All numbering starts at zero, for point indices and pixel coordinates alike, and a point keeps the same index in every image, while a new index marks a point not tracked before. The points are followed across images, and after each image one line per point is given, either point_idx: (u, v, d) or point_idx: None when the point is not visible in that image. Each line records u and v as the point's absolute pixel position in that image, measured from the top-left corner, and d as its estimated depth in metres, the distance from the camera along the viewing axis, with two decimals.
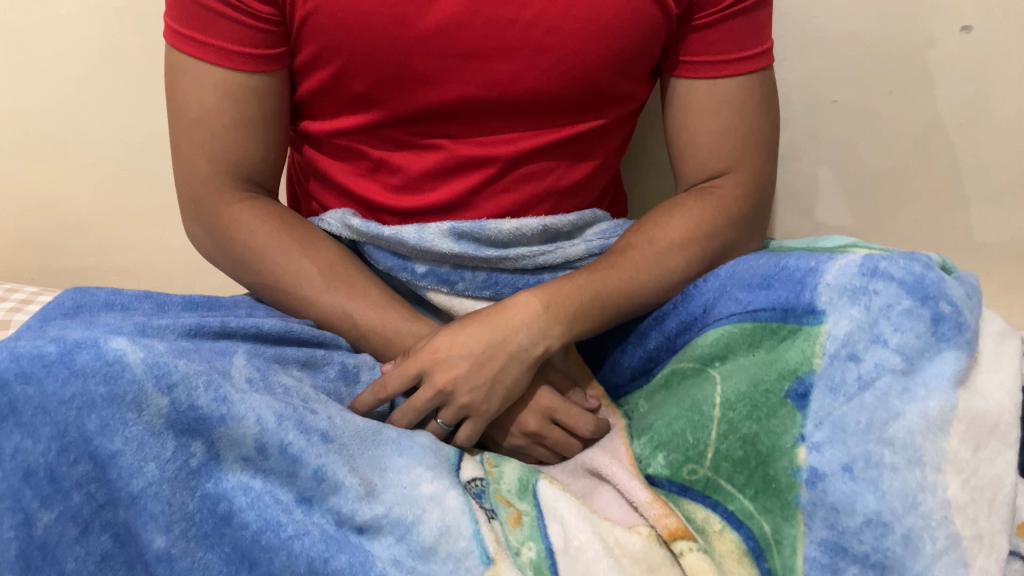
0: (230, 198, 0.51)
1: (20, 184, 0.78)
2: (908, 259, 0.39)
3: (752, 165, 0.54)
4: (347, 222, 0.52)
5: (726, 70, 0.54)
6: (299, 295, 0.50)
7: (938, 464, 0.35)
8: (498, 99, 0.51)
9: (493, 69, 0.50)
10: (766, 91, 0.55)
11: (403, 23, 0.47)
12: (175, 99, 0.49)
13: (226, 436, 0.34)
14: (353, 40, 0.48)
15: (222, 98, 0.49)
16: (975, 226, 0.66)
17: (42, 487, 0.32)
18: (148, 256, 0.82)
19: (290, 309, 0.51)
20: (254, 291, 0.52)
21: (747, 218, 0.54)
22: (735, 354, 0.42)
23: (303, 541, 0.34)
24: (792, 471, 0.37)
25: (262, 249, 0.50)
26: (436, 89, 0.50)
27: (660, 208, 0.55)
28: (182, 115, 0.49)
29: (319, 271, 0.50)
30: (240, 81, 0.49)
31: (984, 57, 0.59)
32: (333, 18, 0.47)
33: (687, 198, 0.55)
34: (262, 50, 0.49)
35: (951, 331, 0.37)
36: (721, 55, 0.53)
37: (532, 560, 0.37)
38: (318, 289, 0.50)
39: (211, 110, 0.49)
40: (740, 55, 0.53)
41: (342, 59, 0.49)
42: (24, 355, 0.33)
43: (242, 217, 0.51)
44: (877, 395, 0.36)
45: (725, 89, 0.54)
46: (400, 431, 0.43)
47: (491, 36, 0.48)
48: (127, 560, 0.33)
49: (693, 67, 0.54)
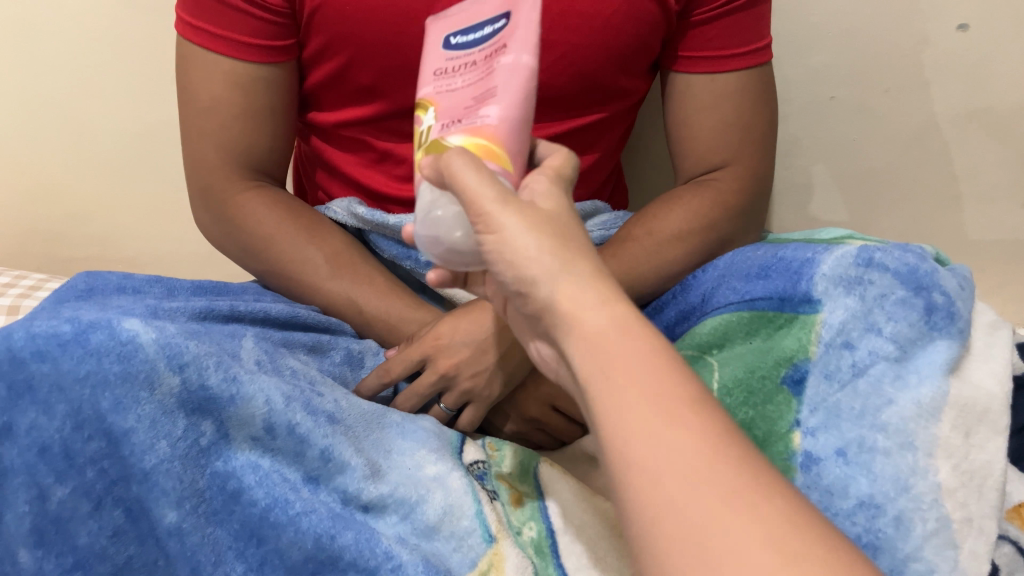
0: (236, 185, 0.52)
1: (25, 174, 0.78)
2: (903, 250, 0.41)
3: (750, 159, 0.55)
4: (353, 210, 0.53)
5: (724, 65, 0.54)
6: (305, 281, 0.51)
7: (930, 449, 0.35)
8: None
9: None
10: (763, 85, 0.55)
11: (409, 16, 0.48)
12: (185, 89, 0.50)
13: (236, 415, 0.35)
14: (360, 32, 0.49)
15: (231, 88, 0.49)
16: (970, 223, 0.67)
17: (57, 463, 0.33)
18: (153, 245, 0.83)
19: (296, 295, 0.52)
20: (261, 279, 0.53)
21: (745, 211, 0.55)
22: (732, 341, 0.43)
23: (311, 518, 0.34)
24: (787, 455, 0.38)
25: (268, 236, 0.51)
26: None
27: (659, 200, 0.56)
28: (192, 104, 0.50)
29: (325, 258, 0.51)
30: (249, 72, 0.49)
31: (979, 58, 0.60)
32: (340, 10, 0.48)
33: (686, 190, 0.56)
34: (268, 41, 0.49)
35: (944, 320, 0.38)
36: (720, 50, 0.54)
37: (533, 539, 0.38)
38: (324, 276, 0.51)
39: (220, 101, 0.50)
40: (737, 51, 0.54)
41: (348, 51, 0.50)
42: (40, 334, 0.34)
43: (249, 204, 0.52)
44: (871, 382, 0.37)
45: (724, 85, 0.55)
46: (404, 415, 0.44)
47: None
48: (138, 535, 0.34)
49: (693, 62, 0.55)
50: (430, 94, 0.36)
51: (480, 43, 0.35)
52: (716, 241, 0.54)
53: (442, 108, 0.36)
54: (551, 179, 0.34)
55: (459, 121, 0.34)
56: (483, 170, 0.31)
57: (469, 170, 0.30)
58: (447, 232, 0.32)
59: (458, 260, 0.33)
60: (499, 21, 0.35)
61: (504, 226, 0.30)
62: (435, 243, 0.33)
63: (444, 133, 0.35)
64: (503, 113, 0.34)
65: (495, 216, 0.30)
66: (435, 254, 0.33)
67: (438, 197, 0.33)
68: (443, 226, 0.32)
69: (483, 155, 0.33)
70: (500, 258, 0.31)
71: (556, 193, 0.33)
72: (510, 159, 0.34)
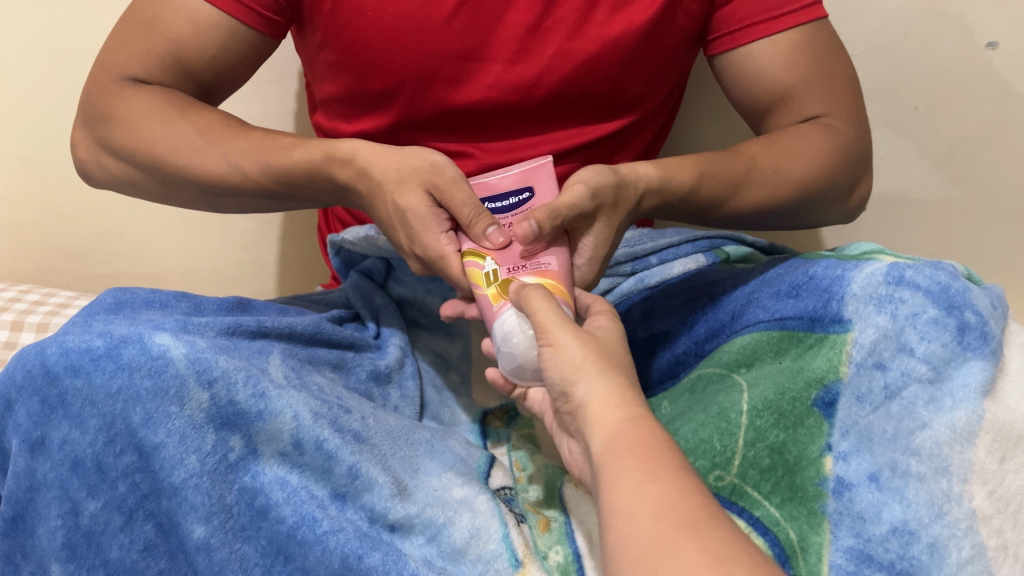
0: (112, 77, 0.51)
1: (58, 193, 0.80)
2: (934, 267, 0.39)
3: (817, 131, 0.53)
4: (372, 239, 0.51)
5: (781, 23, 0.54)
6: (210, 169, 0.48)
7: (964, 474, 0.34)
8: (519, 101, 0.52)
9: (515, 73, 0.51)
10: (804, 92, 0.54)
11: (427, 26, 0.49)
12: (158, 26, 0.51)
13: (264, 431, 0.35)
14: (372, 46, 0.50)
15: (189, 24, 0.50)
16: (1004, 242, 0.66)
17: (89, 477, 0.34)
18: (182, 263, 0.84)
19: (203, 183, 0.49)
20: (155, 180, 0.51)
21: (848, 163, 0.53)
22: (761, 360, 0.42)
23: (338, 538, 0.34)
24: (819, 480, 0.37)
25: (144, 115, 0.49)
26: (459, 89, 0.51)
27: (762, 142, 0.53)
28: (159, 33, 0.51)
29: (205, 134, 0.49)
30: (234, 40, 0.52)
31: (1013, 74, 0.59)
32: (363, 18, 0.49)
33: (793, 135, 0.53)
34: (264, 32, 0.53)
35: (977, 340, 0.36)
36: (768, 12, 0.54)
37: (560, 564, 0.38)
38: (214, 145, 0.49)
39: (174, 21, 0.51)
40: (786, 9, 0.53)
41: (363, 57, 0.51)
42: (74, 350, 0.34)
43: (121, 45, 0.52)
44: (903, 405, 0.36)
45: (781, 47, 0.54)
46: (433, 432, 0.44)
47: (513, 41, 0.50)
48: (169, 549, 0.34)
49: (746, 32, 0.54)
50: (479, 245, 0.40)
51: (512, 202, 0.42)
52: (804, 199, 0.52)
53: (499, 257, 0.40)
54: (611, 321, 0.39)
55: (525, 265, 0.40)
56: (551, 298, 0.36)
57: (540, 298, 0.36)
58: (523, 347, 0.36)
59: (526, 374, 0.38)
60: (524, 181, 0.42)
61: (559, 337, 0.34)
62: (510, 359, 0.37)
63: (513, 276, 0.40)
64: (556, 262, 0.41)
65: (554, 331, 0.35)
66: (510, 369, 0.38)
67: (514, 322, 0.37)
68: (519, 348, 0.36)
69: (554, 292, 0.39)
70: (553, 364, 0.34)
71: (598, 322, 0.38)
72: (567, 296, 0.40)
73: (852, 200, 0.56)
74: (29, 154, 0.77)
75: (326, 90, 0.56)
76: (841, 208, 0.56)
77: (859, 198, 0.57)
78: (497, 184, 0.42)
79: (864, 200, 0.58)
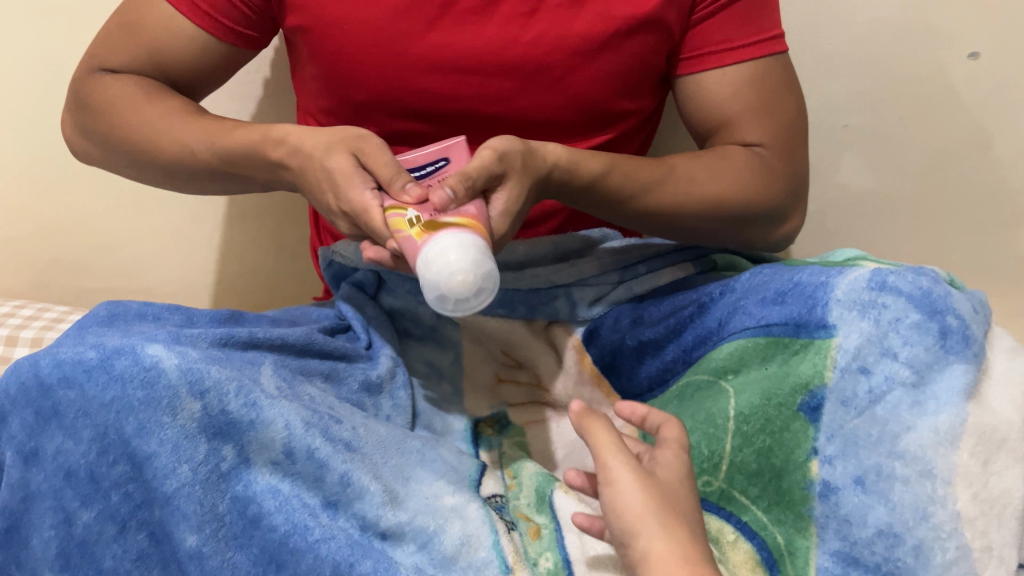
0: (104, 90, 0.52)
1: (52, 207, 0.80)
2: (917, 273, 0.40)
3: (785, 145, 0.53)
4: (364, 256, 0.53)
5: (732, 56, 0.54)
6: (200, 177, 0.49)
7: (948, 477, 0.35)
8: (499, 113, 0.54)
9: (494, 85, 0.52)
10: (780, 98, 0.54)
11: (404, 38, 0.50)
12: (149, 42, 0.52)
13: (256, 440, 0.35)
14: (353, 57, 0.51)
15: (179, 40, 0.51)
16: (986, 249, 0.67)
17: (82, 487, 0.34)
18: (175, 276, 0.84)
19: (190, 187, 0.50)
20: (142, 167, 0.52)
21: (772, 188, 0.52)
22: (748, 366, 0.43)
23: (330, 545, 0.34)
24: (805, 484, 0.38)
25: (136, 130, 0.50)
26: (440, 99, 0.53)
27: (687, 155, 0.52)
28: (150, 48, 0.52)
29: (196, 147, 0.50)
30: None
31: (992, 85, 0.60)
32: (344, 30, 0.50)
33: (718, 152, 0.52)
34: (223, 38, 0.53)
35: (959, 343, 0.37)
36: (725, 43, 0.54)
37: (549, 570, 0.39)
38: (200, 153, 0.49)
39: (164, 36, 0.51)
40: (740, 43, 0.53)
41: (344, 69, 0.52)
42: (67, 361, 0.35)
43: (106, 54, 0.52)
44: (888, 409, 0.36)
45: (732, 77, 0.54)
46: (423, 441, 0.44)
47: (493, 54, 0.51)
48: (161, 558, 0.35)
49: (699, 60, 0.55)
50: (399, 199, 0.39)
51: (429, 169, 0.42)
52: (722, 217, 0.52)
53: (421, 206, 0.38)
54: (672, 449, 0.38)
55: (445, 207, 0.37)
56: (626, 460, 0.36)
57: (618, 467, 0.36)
58: (446, 275, 0.34)
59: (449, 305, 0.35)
60: (440, 155, 0.43)
61: (620, 479, 0.35)
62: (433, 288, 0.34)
63: (433, 216, 0.37)
64: (475, 210, 0.39)
65: (620, 479, 0.35)
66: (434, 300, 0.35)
67: (438, 253, 0.34)
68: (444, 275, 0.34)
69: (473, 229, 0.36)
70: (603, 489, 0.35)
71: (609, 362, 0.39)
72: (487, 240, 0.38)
73: (775, 230, 0.55)
74: (23, 169, 0.78)
75: (314, 102, 0.57)
76: (763, 235, 0.55)
77: (785, 231, 0.56)
78: (416, 160, 0.43)
79: (789, 236, 0.57)
